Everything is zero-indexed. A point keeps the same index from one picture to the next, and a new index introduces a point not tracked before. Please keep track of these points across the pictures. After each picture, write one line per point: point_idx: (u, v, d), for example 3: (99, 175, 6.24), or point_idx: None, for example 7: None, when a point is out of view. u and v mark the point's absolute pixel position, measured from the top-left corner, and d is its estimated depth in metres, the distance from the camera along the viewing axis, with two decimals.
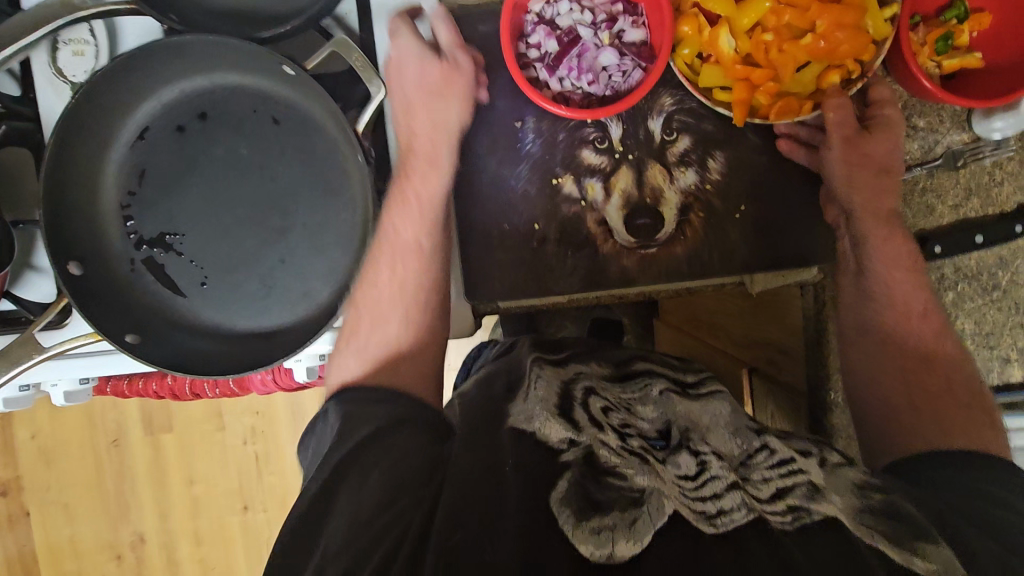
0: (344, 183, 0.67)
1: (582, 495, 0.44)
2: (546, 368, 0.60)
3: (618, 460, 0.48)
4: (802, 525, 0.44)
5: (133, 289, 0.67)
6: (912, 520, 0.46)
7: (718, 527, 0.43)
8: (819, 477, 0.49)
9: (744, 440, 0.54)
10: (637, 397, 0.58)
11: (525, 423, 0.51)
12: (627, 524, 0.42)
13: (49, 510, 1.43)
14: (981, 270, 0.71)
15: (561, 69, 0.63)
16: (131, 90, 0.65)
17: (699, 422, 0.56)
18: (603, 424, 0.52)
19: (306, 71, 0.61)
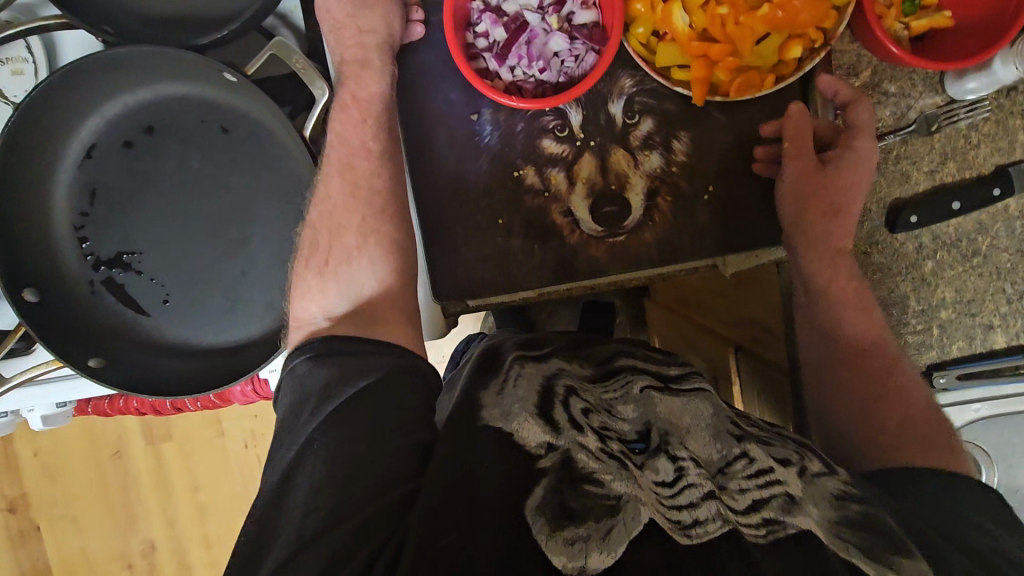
0: (300, 190, 0.65)
1: (558, 506, 0.43)
2: (529, 364, 0.58)
3: (597, 464, 0.46)
4: (775, 539, 0.43)
5: (94, 312, 0.66)
6: (888, 531, 0.46)
7: (691, 538, 0.42)
8: (797, 487, 0.48)
9: (724, 444, 0.52)
10: (619, 396, 0.57)
11: (500, 421, 0.49)
12: (601, 535, 0.42)
13: (56, 525, 1.44)
14: (960, 237, 0.70)
15: (511, 57, 0.61)
16: (71, 108, 0.62)
17: (680, 424, 0.54)
18: (582, 425, 0.50)
19: (248, 77, 0.60)
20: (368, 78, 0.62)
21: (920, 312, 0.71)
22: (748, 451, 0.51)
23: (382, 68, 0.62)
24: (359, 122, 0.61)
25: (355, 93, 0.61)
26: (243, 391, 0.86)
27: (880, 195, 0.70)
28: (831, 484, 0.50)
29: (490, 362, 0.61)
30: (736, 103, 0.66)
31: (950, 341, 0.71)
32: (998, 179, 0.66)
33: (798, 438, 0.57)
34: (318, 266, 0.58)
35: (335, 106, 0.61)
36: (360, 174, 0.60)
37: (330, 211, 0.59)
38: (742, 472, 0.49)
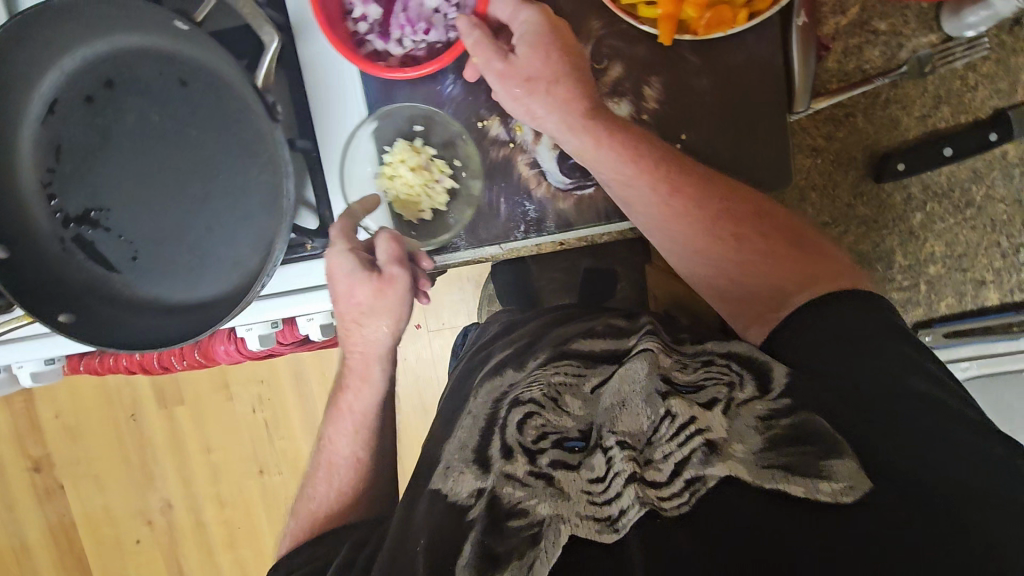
0: (260, 143, 0.64)
1: (483, 556, 0.43)
2: (483, 391, 0.60)
3: (522, 493, 0.45)
4: (698, 500, 0.42)
5: (66, 267, 0.67)
6: (818, 437, 0.45)
7: (618, 531, 0.41)
8: (720, 428, 0.45)
9: (652, 405, 0.46)
10: (570, 386, 0.54)
11: (443, 480, 0.51)
12: (525, 572, 0.41)
13: (81, 483, 1.50)
14: (953, 187, 0.72)
15: (394, 30, 0.63)
16: (29, 61, 0.62)
17: (617, 398, 0.48)
18: (515, 449, 0.49)
19: (197, 24, 0.58)
20: (365, 394, 0.66)
21: (906, 268, 0.75)
22: (670, 406, 0.45)
23: (380, 380, 0.66)
24: (352, 430, 0.67)
25: (350, 404, 0.67)
26: (227, 351, 0.86)
27: (866, 143, 0.71)
28: (758, 406, 0.48)
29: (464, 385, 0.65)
30: (711, 43, 0.63)
31: (939, 296, 0.76)
32: (996, 123, 0.66)
33: (742, 352, 0.55)
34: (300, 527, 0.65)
35: (333, 412, 0.68)
36: (341, 479, 0.66)
37: (314, 495, 0.67)
38: (666, 434, 0.44)
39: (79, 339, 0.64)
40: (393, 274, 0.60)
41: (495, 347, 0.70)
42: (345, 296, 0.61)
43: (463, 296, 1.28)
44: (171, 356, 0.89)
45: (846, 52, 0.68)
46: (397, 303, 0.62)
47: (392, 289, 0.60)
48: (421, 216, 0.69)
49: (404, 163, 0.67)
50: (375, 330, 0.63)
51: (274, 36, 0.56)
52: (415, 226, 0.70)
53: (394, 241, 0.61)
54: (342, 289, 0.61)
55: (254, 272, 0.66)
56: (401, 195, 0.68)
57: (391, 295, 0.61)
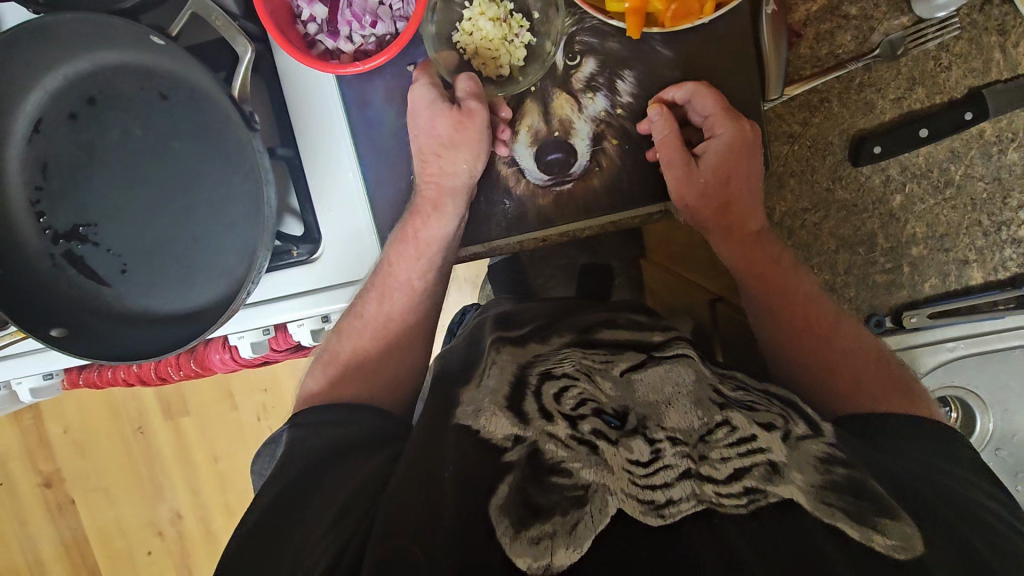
0: (241, 152, 0.65)
1: (522, 503, 0.44)
2: (504, 354, 0.61)
3: (565, 453, 0.47)
4: (757, 508, 0.43)
5: (56, 283, 0.68)
6: (875, 497, 0.47)
7: (664, 518, 0.43)
8: (781, 453, 0.48)
9: (706, 411, 0.50)
10: (600, 368, 0.56)
11: (471, 418, 0.53)
12: (567, 531, 0.42)
13: (91, 497, 1.52)
14: (931, 167, 0.73)
15: (342, 27, 0.63)
16: (12, 82, 0.63)
17: (660, 395, 0.53)
18: (554, 413, 0.51)
19: (173, 38, 0.59)
20: (435, 222, 0.67)
21: (888, 251, 0.75)
22: (730, 419, 0.50)
23: (452, 213, 0.67)
24: (413, 260, 0.68)
25: (418, 231, 0.67)
26: (222, 359, 0.87)
27: (842, 128, 0.71)
28: (814, 448, 0.51)
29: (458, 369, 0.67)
30: (679, 34, 0.64)
31: (922, 278, 0.76)
32: (970, 103, 0.67)
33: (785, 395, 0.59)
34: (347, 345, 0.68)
35: (398, 232, 0.67)
36: (380, 336, 0.68)
37: (355, 331, 0.69)
38: (725, 440, 0.48)
39: (71, 353, 0.64)
40: (472, 106, 0.63)
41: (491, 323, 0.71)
42: (426, 126, 0.64)
43: (460, 297, 1.29)
44: (168, 367, 0.90)
45: (818, 37, 0.69)
46: (475, 138, 0.64)
47: (470, 122, 0.63)
48: (499, 71, 0.67)
49: (483, 16, 0.64)
50: (453, 163, 0.66)
51: (248, 47, 0.57)
52: (495, 82, 0.67)
53: (472, 80, 0.64)
54: (427, 131, 0.65)
55: (241, 279, 0.66)
56: (480, 47, 0.66)
57: (469, 127, 0.63)
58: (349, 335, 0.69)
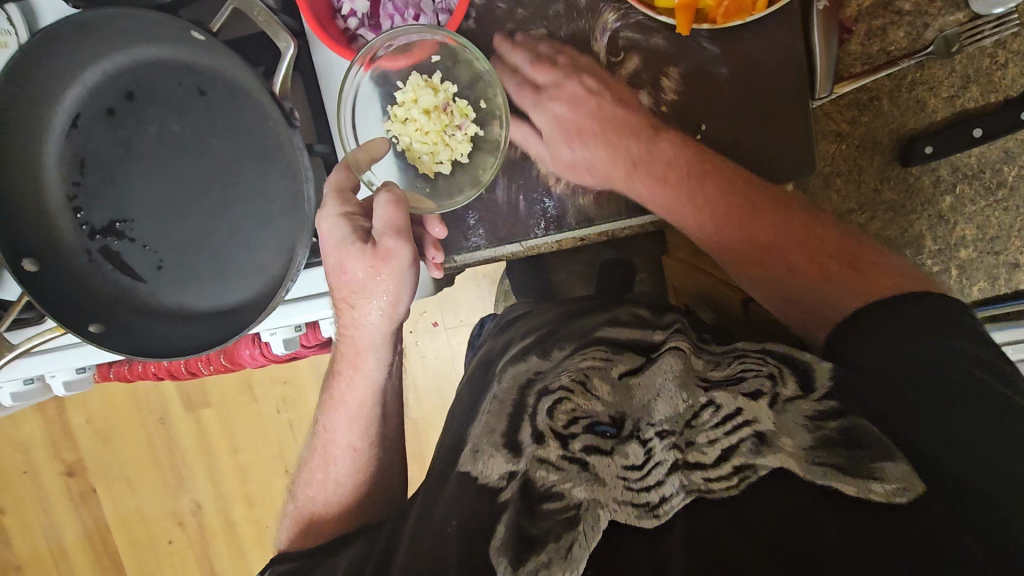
0: (279, 148, 0.64)
1: (517, 539, 0.42)
2: (509, 375, 0.61)
3: (556, 475, 0.45)
4: (747, 485, 0.43)
5: (93, 279, 0.68)
6: (868, 437, 0.45)
7: (659, 518, 0.42)
8: (767, 420, 0.46)
9: (690, 393, 0.49)
10: (600, 369, 0.55)
11: (471, 462, 0.52)
12: (564, 554, 0.41)
13: (113, 486, 1.54)
14: (983, 168, 0.71)
15: (384, 22, 0.63)
16: (50, 79, 0.63)
17: (650, 393, 0.51)
18: (545, 433, 0.49)
19: (214, 34, 0.58)
20: (358, 380, 0.65)
21: (936, 253, 0.74)
22: (714, 398, 0.48)
23: (374, 366, 0.65)
24: (348, 421, 0.67)
25: (343, 393, 0.66)
26: (252, 354, 0.87)
27: (893, 126, 0.70)
28: (805, 406, 0.48)
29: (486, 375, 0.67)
30: (727, 30, 0.63)
31: (970, 280, 0.74)
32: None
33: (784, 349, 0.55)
34: (306, 500, 0.67)
35: (327, 399, 0.68)
36: (340, 475, 0.67)
37: (312, 492, 0.67)
38: (710, 421, 0.46)
39: (108, 349, 0.65)
40: (388, 247, 0.57)
41: (517, 333, 0.72)
42: (337, 270, 0.59)
43: (481, 293, 1.29)
44: (198, 361, 0.91)
45: (869, 34, 0.67)
46: (398, 275, 0.58)
47: (391, 263, 0.57)
48: (438, 167, 0.65)
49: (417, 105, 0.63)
50: (367, 313, 0.61)
51: (290, 43, 0.56)
52: (430, 179, 0.66)
53: (391, 209, 0.56)
54: (346, 276, 0.59)
55: (277, 277, 0.66)
56: (415, 141, 0.64)
57: (386, 271, 0.58)
58: (303, 500, 0.68)
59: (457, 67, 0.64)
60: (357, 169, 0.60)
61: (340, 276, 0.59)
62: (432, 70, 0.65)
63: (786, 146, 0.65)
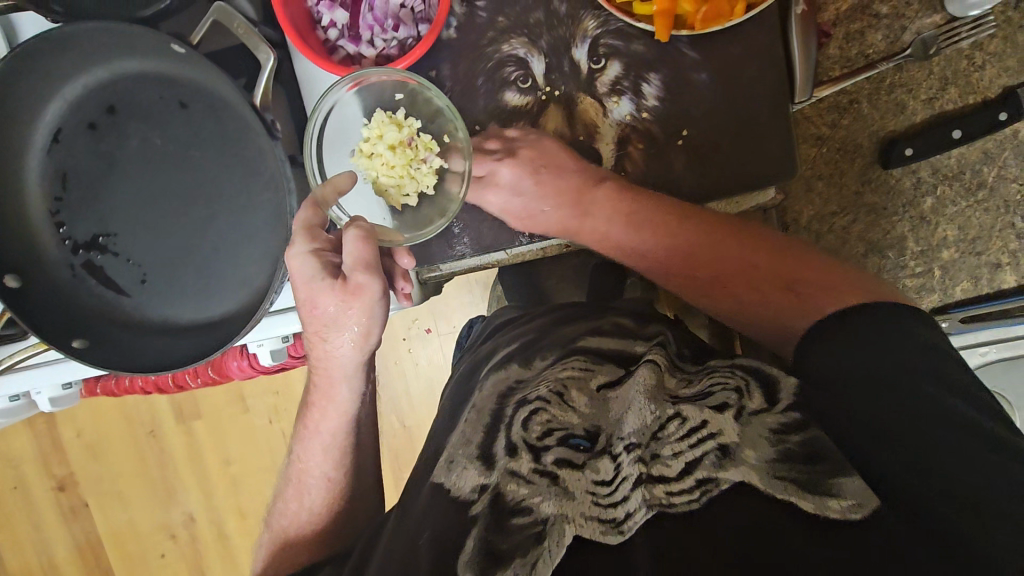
0: (261, 160, 0.64)
1: (484, 554, 0.43)
2: (489, 383, 0.60)
3: (527, 490, 0.46)
4: (709, 500, 0.43)
5: (75, 293, 0.67)
6: (830, 452, 0.46)
7: (624, 533, 0.42)
8: (733, 432, 0.46)
9: (659, 405, 0.49)
10: (579, 380, 0.55)
11: (445, 474, 0.52)
12: (528, 570, 0.41)
13: (104, 501, 1.52)
14: (963, 170, 0.72)
15: (364, 32, 0.62)
16: (30, 93, 0.63)
17: (623, 405, 0.50)
18: (518, 447, 0.49)
19: (195, 46, 0.58)
20: (332, 411, 0.64)
21: (919, 254, 0.74)
22: (681, 411, 0.48)
23: (346, 399, 0.63)
24: (321, 451, 0.66)
25: (317, 426, 0.65)
26: (240, 366, 0.86)
27: (872, 129, 0.70)
28: (769, 417, 0.48)
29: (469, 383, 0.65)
30: (706, 35, 0.63)
31: (953, 281, 0.75)
32: (1005, 104, 0.65)
33: (751, 363, 0.55)
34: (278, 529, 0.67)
35: (300, 430, 0.67)
36: (313, 498, 0.66)
37: (285, 516, 0.67)
38: (676, 434, 0.47)
39: (92, 364, 0.64)
40: (359, 282, 0.55)
41: (494, 343, 0.71)
42: (307, 306, 0.57)
43: (472, 299, 1.29)
44: (185, 374, 0.90)
45: (848, 37, 0.68)
46: (369, 309, 0.57)
47: (361, 300, 0.56)
48: (404, 200, 0.64)
49: (382, 140, 0.61)
50: (337, 346, 0.60)
51: (270, 55, 0.56)
52: (397, 212, 0.64)
53: (360, 243, 0.54)
54: (317, 312, 0.57)
55: (262, 290, 0.66)
56: (381, 176, 0.62)
57: (357, 305, 0.56)
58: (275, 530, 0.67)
59: (418, 104, 0.64)
60: (325, 205, 0.58)
61: (309, 310, 0.57)
62: (395, 107, 0.65)
63: (766, 149, 0.65)
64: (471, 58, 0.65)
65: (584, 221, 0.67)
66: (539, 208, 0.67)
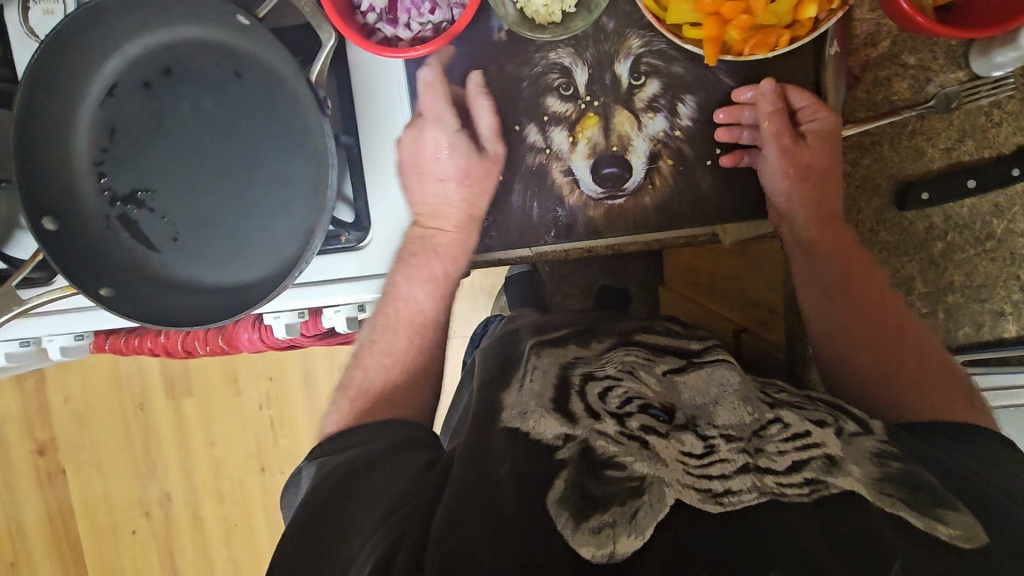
0: (308, 136, 0.67)
1: (581, 495, 0.45)
2: (546, 356, 0.61)
3: (618, 448, 0.47)
4: (819, 498, 0.43)
5: (105, 243, 0.69)
6: (930, 487, 0.45)
7: (723, 506, 0.43)
8: (836, 447, 0.47)
9: (754, 408, 0.51)
10: (642, 365, 0.58)
11: (519, 420, 0.52)
12: (628, 519, 0.43)
13: (84, 468, 1.51)
14: (974, 220, 0.76)
15: (400, 15, 0.65)
16: (94, 46, 0.65)
17: (707, 397, 0.54)
18: (600, 412, 0.51)
19: (260, 19, 0.61)
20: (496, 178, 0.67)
21: (925, 295, 0.78)
22: (780, 416, 0.50)
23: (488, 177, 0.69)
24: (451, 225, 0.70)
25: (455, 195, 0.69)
26: (250, 338, 0.87)
27: (891, 172, 0.74)
28: (868, 443, 0.49)
29: (514, 356, 0.64)
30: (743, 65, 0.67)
31: (956, 325, 0.79)
32: (1018, 160, 0.70)
33: (828, 400, 0.57)
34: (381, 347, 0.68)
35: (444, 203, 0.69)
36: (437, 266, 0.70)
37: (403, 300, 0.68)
38: (778, 434, 0.48)
39: (115, 311, 0.65)
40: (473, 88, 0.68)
41: (526, 331, 0.71)
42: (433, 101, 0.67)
43: (475, 307, 1.30)
44: (196, 340, 0.91)
45: (875, 82, 0.72)
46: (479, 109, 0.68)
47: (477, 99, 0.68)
48: (551, 18, 0.65)
49: None
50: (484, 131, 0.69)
51: (332, 34, 0.59)
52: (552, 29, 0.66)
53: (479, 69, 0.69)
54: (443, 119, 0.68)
55: (292, 260, 0.68)
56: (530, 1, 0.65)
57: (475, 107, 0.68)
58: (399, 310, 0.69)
59: None
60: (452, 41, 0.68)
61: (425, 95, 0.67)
62: None
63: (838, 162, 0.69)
64: (518, 60, 0.69)
65: (612, 225, 0.70)
66: (569, 211, 0.70)
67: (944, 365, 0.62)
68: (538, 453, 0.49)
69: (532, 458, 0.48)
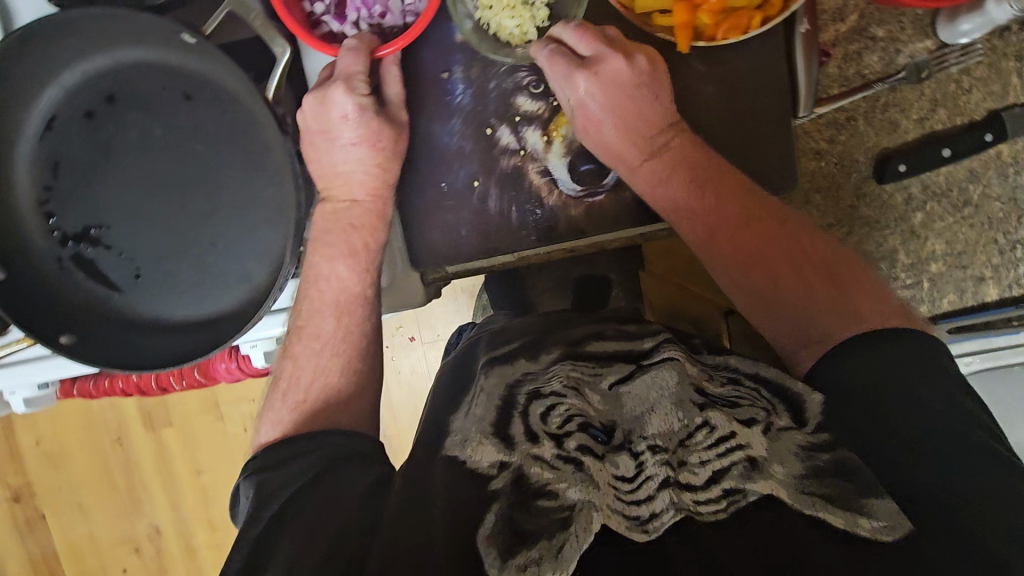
0: (267, 157, 0.63)
1: (510, 530, 0.40)
2: (494, 375, 0.56)
3: (551, 475, 0.42)
4: (734, 511, 0.42)
5: (61, 288, 0.65)
6: (857, 472, 0.44)
7: (648, 532, 0.41)
8: (763, 446, 0.43)
9: (687, 411, 0.44)
10: (587, 379, 0.51)
11: (458, 448, 0.49)
12: (554, 552, 0.39)
13: (63, 512, 1.45)
14: (953, 186, 0.78)
15: (349, 13, 0.63)
16: (25, 77, 0.60)
17: (644, 405, 0.46)
18: (539, 433, 0.46)
19: (207, 38, 0.57)
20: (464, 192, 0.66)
21: (909, 266, 0.81)
22: (710, 417, 0.43)
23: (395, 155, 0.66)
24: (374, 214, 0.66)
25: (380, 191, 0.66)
26: (228, 368, 0.84)
27: (867, 146, 0.76)
28: (799, 437, 0.45)
29: (465, 378, 0.61)
30: (715, 50, 0.66)
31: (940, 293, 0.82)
32: (990, 126, 0.72)
33: (774, 375, 0.52)
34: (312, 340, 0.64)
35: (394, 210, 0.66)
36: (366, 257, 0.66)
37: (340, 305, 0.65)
38: (703, 443, 0.43)
39: (77, 358, 0.61)
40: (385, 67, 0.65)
41: (483, 343, 0.67)
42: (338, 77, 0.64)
43: (456, 307, 1.28)
44: (170, 375, 0.87)
45: (847, 57, 0.73)
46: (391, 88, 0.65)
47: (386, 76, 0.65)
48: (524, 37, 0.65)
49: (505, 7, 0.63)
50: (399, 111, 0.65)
51: (287, 47, 0.57)
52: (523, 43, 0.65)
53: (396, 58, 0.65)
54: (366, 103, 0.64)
55: (263, 287, 0.65)
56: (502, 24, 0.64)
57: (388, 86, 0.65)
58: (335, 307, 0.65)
59: None
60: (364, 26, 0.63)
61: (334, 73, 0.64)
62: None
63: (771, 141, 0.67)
64: (484, 59, 0.66)
65: (592, 223, 0.68)
66: (550, 211, 0.68)
67: (846, 286, 0.58)
68: (473, 486, 0.45)
69: (470, 490, 0.45)
